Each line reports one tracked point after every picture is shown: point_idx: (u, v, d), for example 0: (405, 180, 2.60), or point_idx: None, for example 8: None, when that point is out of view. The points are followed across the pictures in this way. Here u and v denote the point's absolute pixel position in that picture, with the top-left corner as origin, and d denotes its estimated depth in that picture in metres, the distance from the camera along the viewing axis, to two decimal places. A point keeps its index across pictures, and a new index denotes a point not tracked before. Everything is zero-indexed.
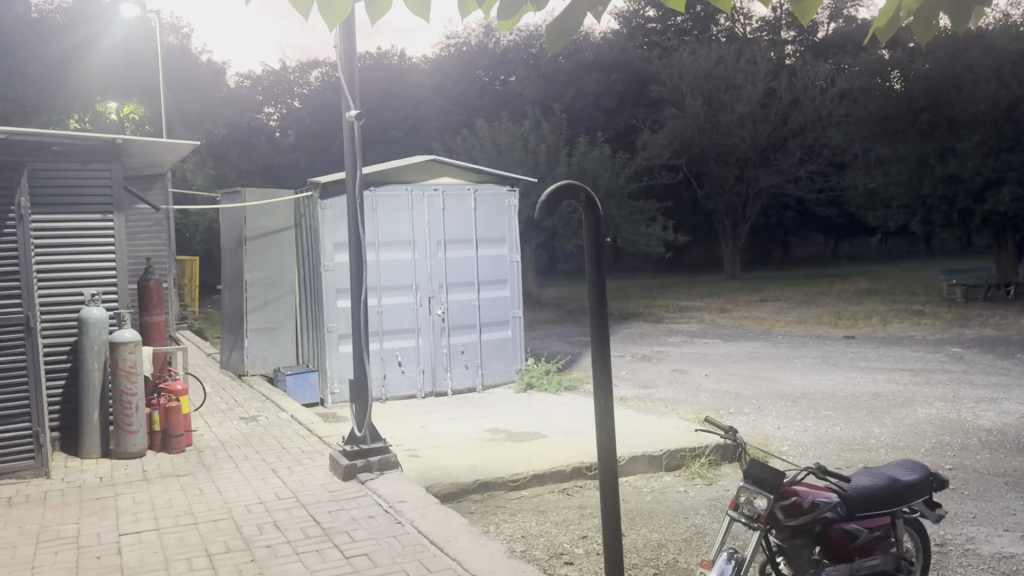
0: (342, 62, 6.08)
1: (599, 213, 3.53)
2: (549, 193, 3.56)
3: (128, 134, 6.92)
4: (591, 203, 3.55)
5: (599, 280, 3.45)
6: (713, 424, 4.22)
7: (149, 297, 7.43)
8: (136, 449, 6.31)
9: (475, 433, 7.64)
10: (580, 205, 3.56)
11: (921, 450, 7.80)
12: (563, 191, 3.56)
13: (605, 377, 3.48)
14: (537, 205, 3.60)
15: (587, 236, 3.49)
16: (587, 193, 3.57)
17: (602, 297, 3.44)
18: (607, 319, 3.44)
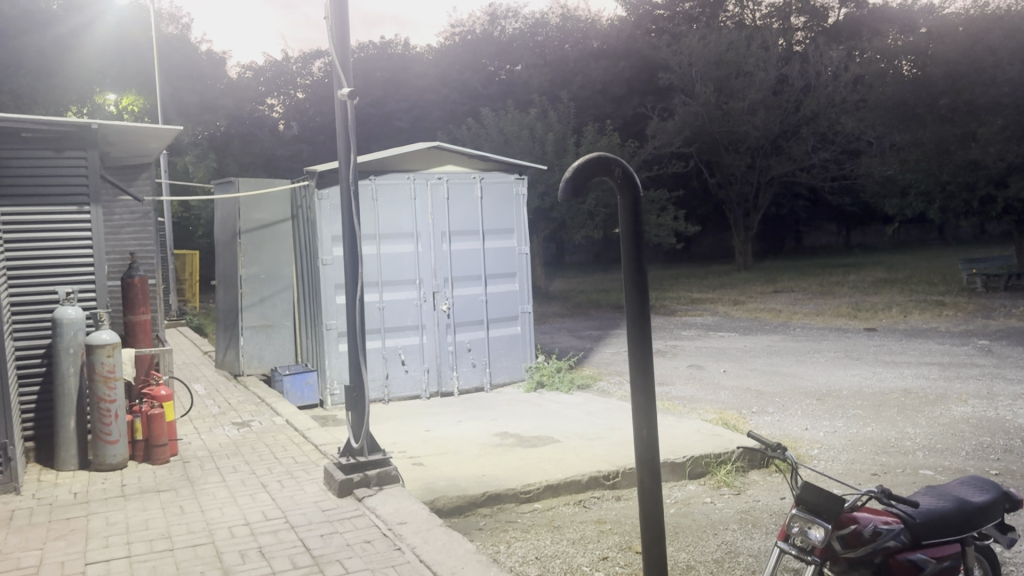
0: (333, 36, 5.50)
1: (636, 192, 3.15)
2: (577, 167, 3.20)
3: (106, 119, 6.43)
4: (629, 180, 3.16)
5: (637, 275, 3.10)
6: (756, 438, 3.72)
7: (133, 295, 6.93)
8: (116, 461, 5.82)
9: (483, 436, 7.15)
10: (615, 183, 3.17)
11: (962, 452, 7.26)
12: (591, 166, 3.18)
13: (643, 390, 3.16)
14: (563, 181, 3.24)
15: (623, 222, 3.12)
16: (625, 167, 3.18)
17: (642, 292, 3.09)
18: (648, 317, 3.10)
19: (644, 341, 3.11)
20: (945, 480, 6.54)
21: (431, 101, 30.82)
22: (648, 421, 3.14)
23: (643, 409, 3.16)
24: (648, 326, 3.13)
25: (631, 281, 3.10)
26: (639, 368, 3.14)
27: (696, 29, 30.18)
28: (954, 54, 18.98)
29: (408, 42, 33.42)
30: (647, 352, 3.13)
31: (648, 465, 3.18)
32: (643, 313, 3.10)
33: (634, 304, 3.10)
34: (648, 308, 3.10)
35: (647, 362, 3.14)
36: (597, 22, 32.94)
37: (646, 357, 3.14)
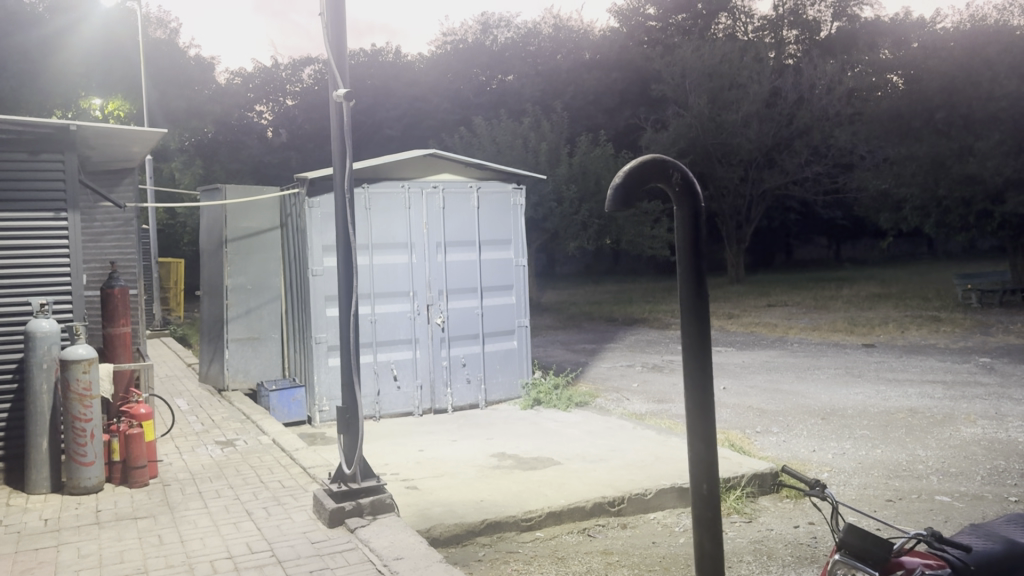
0: (328, 34, 5.15)
1: (696, 199, 3.07)
2: (632, 168, 3.15)
3: (86, 122, 6.11)
4: (688, 187, 3.07)
5: (698, 295, 3.01)
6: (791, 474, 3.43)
7: (113, 306, 6.59)
8: (91, 484, 5.45)
9: (480, 458, 6.83)
10: (672, 190, 3.08)
11: (977, 477, 6.97)
12: (646, 173, 3.13)
13: (704, 430, 3.06)
14: (614, 188, 3.15)
15: (680, 232, 3.04)
16: (683, 171, 3.09)
17: (701, 320, 3.01)
18: (709, 344, 3.02)
19: (704, 377, 3.03)
20: (962, 508, 6.26)
21: (422, 109, 30.56)
22: (709, 468, 3.07)
23: (701, 452, 3.07)
24: (708, 356, 3.04)
25: (688, 307, 3.02)
26: (696, 403, 3.05)
27: (689, 40, 30.08)
28: (950, 69, 18.88)
29: (400, 50, 33.30)
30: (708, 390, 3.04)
31: (705, 522, 3.09)
32: (703, 340, 3.02)
33: (693, 331, 3.01)
34: (708, 334, 3.02)
35: (706, 396, 3.05)
36: (590, 32, 32.82)
37: (705, 388, 3.04)
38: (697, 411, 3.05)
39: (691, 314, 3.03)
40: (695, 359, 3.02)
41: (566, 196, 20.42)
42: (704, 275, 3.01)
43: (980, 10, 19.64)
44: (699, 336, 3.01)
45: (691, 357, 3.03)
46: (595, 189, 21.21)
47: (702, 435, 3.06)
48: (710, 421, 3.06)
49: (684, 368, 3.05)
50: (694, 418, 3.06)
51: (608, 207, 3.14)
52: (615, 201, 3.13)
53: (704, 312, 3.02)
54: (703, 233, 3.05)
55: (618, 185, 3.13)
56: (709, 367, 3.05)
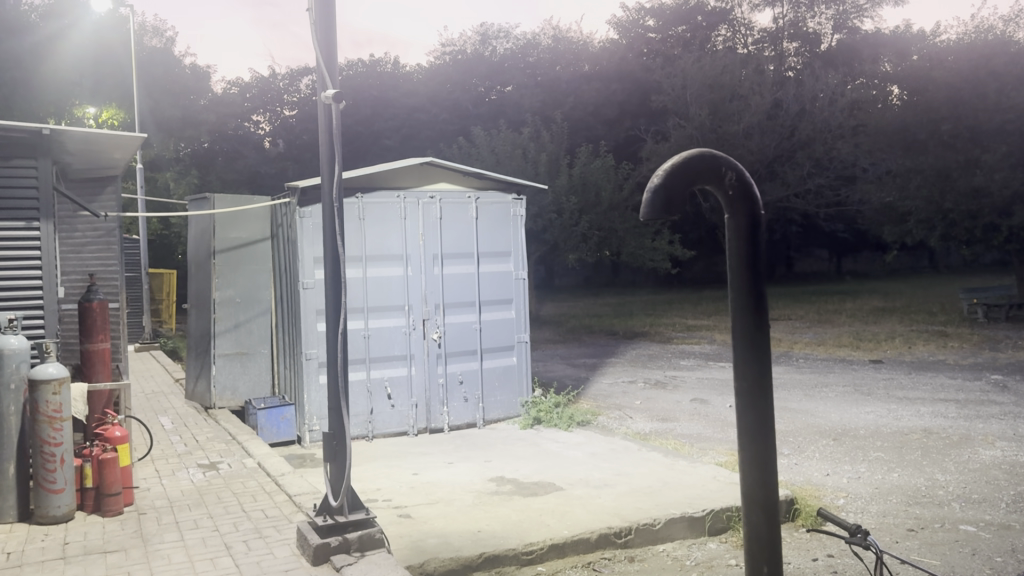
0: (315, 30, 4.75)
1: (752, 205, 2.74)
2: (676, 166, 2.81)
3: (61, 126, 5.79)
4: (743, 189, 2.75)
5: (758, 322, 2.68)
6: (831, 519, 3.09)
7: (91, 321, 6.19)
8: (61, 513, 5.07)
9: (477, 482, 6.46)
10: (725, 195, 2.76)
11: (1003, 505, 6.60)
12: (692, 173, 2.80)
13: (764, 479, 2.74)
14: (652, 193, 2.80)
15: (735, 247, 2.71)
16: (737, 170, 2.77)
17: (760, 351, 2.69)
18: (770, 381, 2.69)
19: (763, 420, 2.71)
20: (989, 538, 5.89)
21: (420, 120, 30.37)
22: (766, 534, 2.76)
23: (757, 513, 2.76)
24: (769, 391, 2.73)
25: (744, 336, 2.70)
26: (755, 446, 2.74)
27: (689, 52, 29.89)
28: (955, 79, 18.59)
29: (398, 61, 33.11)
30: (766, 438, 2.72)
31: None
32: (763, 377, 2.69)
33: (752, 364, 2.69)
34: (770, 370, 2.70)
35: (765, 443, 2.73)
36: (589, 43, 32.61)
37: (764, 436, 2.72)
38: (754, 459, 2.73)
39: (748, 345, 2.70)
40: (753, 396, 2.70)
41: (566, 207, 20.08)
42: (764, 294, 2.69)
43: (985, 21, 19.45)
44: (759, 372, 2.69)
45: (745, 397, 2.71)
46: (595, 201, 20.92)
47: (761, 496, 2.75)
48: (771, 474, 2.74)
49: (737, 405, 2.73)
50: (748, 466, 2.75)
51: (646, 216, 2.79)
52: (654, 205, 2.79)
53: (765, 342, 2.69)
54: (761, 246, 2.73)
55: (655, 190, 2.79)
56: (768, 404, 2.72)
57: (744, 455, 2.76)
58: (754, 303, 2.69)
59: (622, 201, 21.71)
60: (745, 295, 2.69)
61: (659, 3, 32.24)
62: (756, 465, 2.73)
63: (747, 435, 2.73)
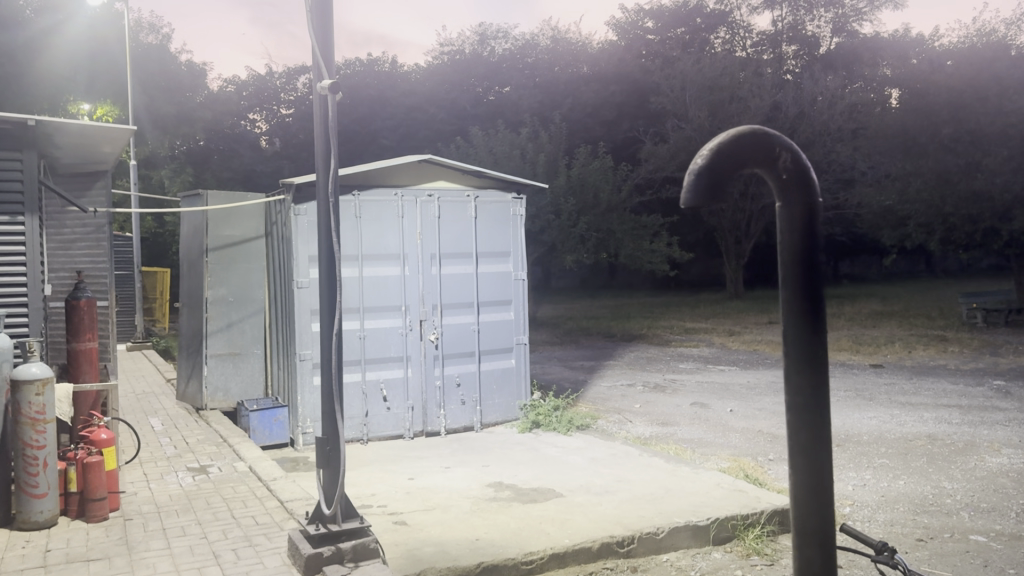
0: (310, 19, 4.55)
1: (810, 187, 2.36)
2: (726, 140, 2.46)
3: (46, 118, 5.62)
4: (799, 171, 2.38)
5: (813, 324, 2.30)
6: (856, 537, 2.93)
7: (78, 320, 6.00)
8: (43, 519, 4.88)
9: (475, 488, 6.29)
10: (778, 176, 2.39)
11: (1012, 514, 6.45)
12: (742, 152, 2.44)
13: (820, 509, 2.35)
14: (694, 175, 2.47)
15: (788, 235, 2.34)
16: (793, 151, 2.41)
17: (815, 358, 2.30)
18: (827, 394, 2.31)
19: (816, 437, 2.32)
20: (1000, 549, 5.74)
21: (418, 119, 30.30)
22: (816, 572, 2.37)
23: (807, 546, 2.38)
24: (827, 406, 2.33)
25: (796, 339, 2.32)
26: (810, 471, 2.34)
27: (687, 54, 29.79)
28: (957, 83, 18.50)
29: (396, 60, 32.97)
30: (820, 459, 2.33)
31: None
32: (819, 386, 2.31)
33: (804, 375, 2.31)
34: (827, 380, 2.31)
35: (820, 465, 2.33)
36: (588, 44, 32.50)
37: (817, 457, 2.33)
38: (806, 483, 2.35)
39: (803, 354, 2.31)
40: (810, 413, 2.32)
41: (563, 208, 19.91)
42: (822, 294, 2.31)
43: (987, 23, 19.36)
44: (816, 385, 2.30)
45: (797, 413, 2.33)
46: (592, 202, 20.76)
47: (815, 528, 2.36)
48: (825, 502, 2.34)
49: (790, 422, 2.35)
50: (801, 493, 2.36)
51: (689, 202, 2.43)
52: (696, 190, 2.44)
53: (823, 349, 2.31)
54: (820, 239, 2.36)
55: (700, 173, 2.44)
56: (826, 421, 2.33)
57: (795, 481, 2.37)
58: (812, 305, 2.31)
59: (620, 202, 21.61)
60: (800, 296, 2.31)
61: (658, 5, 32.11)
62: (812, 492, 2.34)
63: (800, 459, 2.34)
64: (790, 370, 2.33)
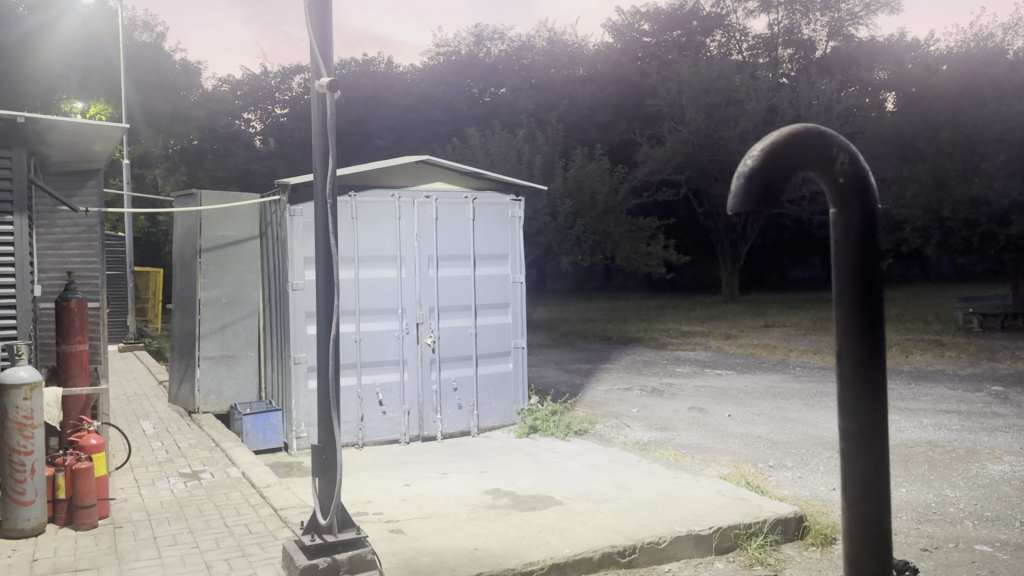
0: (310, 16, 4.44)
1: (864, 184, 2.58)
2: (784, 139, 2.66)
3: (34, 115, 5.48)
4: (853, 169, 2.60)
5: (868, 304, 2.49)
6: None
7: (68, 322, 5.86)
8: (30, 527, 4.75)
9: (472, 495, 6.18)
10: (834, 173, 2.61)
11: (1017, 524, 6.35)
12: (799, 150, 2.64)
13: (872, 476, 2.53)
14: (749, 170, 2.67)
15: (845, 224, 2.55)
16: (849, 153, 2.63)
17: (870, 333, 2.49)
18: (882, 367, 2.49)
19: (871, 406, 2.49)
20: (1007, 559, 5.65)
21: (413, 119, 30.14)
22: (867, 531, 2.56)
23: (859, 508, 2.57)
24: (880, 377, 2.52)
25: (852, 317, 2.51)
26: (861, 442, 2.53)
27: (684, 57, 29.68)
28: (954, 88, 18.49)
29: (392, 61, 32.81)
30: (873, 427, 2.50)
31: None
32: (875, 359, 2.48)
33: (860, 348, 2.49)
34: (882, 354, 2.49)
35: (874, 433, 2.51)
36: (584, 47, 32.39)
37: (872, 426, 2.51)
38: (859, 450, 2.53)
39: (859, 332, 2.49)
40: (863, 390, 2.50)
41: (560, 210, 19.79)
42: (876, 281, 2.51)
43: (984, 28, 19.30)
44: (872, 362, 2.48)
45: (851, 384, 2.52)
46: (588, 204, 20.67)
47: (866, 493, 2.55)
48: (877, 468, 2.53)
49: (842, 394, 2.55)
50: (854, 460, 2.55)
51: (741, 203, 2.63)
52: (753, 184, 2.64)
53: (878, 329, 2.49)
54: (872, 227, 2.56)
55: (754, 175, 2.64)
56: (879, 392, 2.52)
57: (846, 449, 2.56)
58: (866, 290, 2.50)
59: (617, 204, 21.52)
60: (854, 282, 2.50)
61: (654, 7, 31.92)
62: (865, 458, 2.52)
63: (853, 426, 2.53)
64: (842, 348, 2.53)
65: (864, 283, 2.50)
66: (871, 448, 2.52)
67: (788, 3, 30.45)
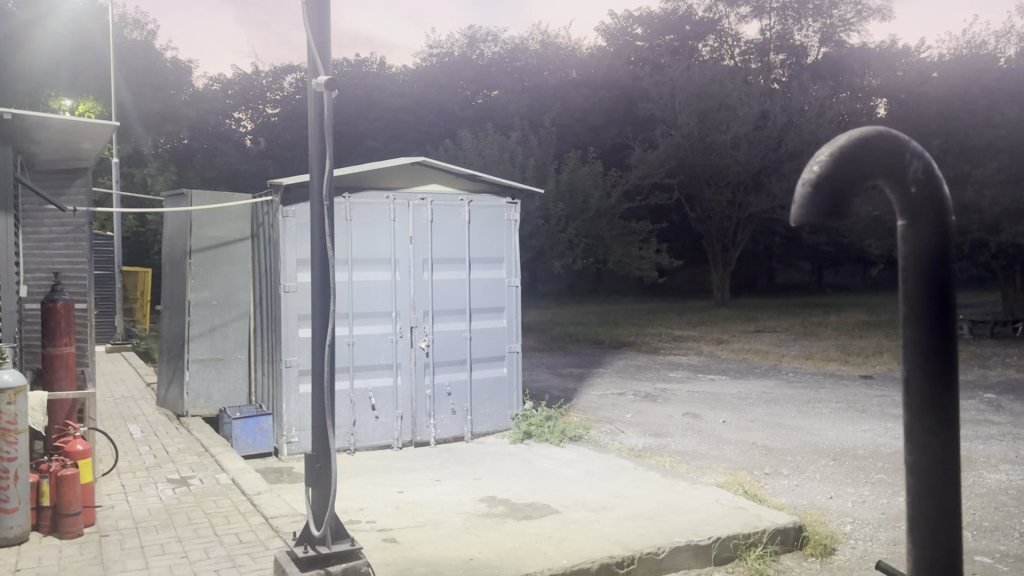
0: (307, 13, 4.32)
1: (944, 197, 2.02)
2: (851, 141, 2.12)
3: (23, 112, 5.34)
4: (931, 179, 2.05)
5: (943, 351, 1.97)
6: None
7: (54, 323, 5.73)
8: (13, 535, 4.62)
9: (466, 503, 6.08)
10: (906, 183, 2.05)
11: (1016, 535, 6.28)
12: (866, 154, 2.09)
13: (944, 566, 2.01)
14: (804, 182, 2.15)
15: (918, 249, 1.99)
16: (924, 159, 2.08)
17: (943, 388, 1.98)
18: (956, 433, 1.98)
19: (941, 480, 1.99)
20: (1007, 571, 5.57)
21: (407, 120, 30.12)
22: None
23: None
24: (956, 442, 2.00)
25: (920, 370, 1.99)
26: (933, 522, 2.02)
27: (677, 61, 29.72)
28: (947, 95, 18.54)
29: (385, 61, 32.73)
30: (946, 507, 2.00)
31: None
32: (948, 420, 1.98)
33: (930, 406, 1.99)
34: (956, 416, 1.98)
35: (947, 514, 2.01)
36: (577, 50, 32.41)
37: (943, 503, 2.01)
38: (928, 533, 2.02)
39: (929, 384, 1.98)
40: (936, 453, 1.99)
41: (553, 213, 19.69)
42: (956, 321, 1.97)
43: (978, 36, 19.23)
44: (944, 422, 1.98)
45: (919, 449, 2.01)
46: (581, 207, 20.60)
47: None
48: (954, 560, 2.01)
49: (909, 463, 2.03)
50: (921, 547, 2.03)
51: (801, 221, 2.11)
52: (809, 202, 2.12)
53: (954, 379, 1.97)
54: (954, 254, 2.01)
55: (817, 186, 2.12)
56: (954, 464, 2.00)
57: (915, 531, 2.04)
58: (943, 334, 1.97)
59: (609, 208, 21.46)
60: (929, 319, 1.97)
61: (647, 11, 31.82)
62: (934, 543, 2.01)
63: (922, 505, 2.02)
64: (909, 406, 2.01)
65: (941, 324, 1.96)
66: (944, 527, 2.01)
67: (780, 9, 30.57)
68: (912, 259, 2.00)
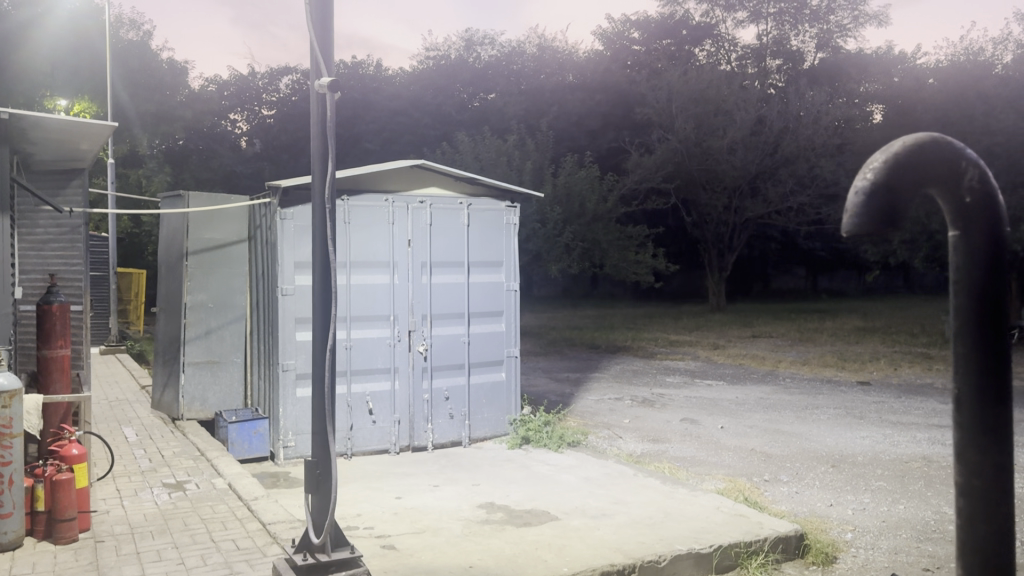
0: (311, 14, 4.27)
1: (999, 203, 2.14)
2: (911, 147, 2.25)
3: (20, 112, 5.28)
4: (985, 184, 2.17)
5: (994, 342, 2.08)
6: None
7: (50, 325, 5.67)
8: (7, 540, 4.56)
9: (465, 509, 6.03)
10: (963, 186, 2.18)
11: None
12: (922, 160, 2.23)
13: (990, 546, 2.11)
14: (862, 187, 2.30)
15: (972, 245, 2.11)
16: (979, 168, 2.20)
17: (994, 379, 2.08)
18: (1006, 420, 2.08)
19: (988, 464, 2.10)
20: None
21: (403, 123, 30.03)
22: None
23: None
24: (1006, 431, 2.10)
25: (971, 362, 2.09)
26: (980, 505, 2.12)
27: (673, 66, 29.68)
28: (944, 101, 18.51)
29: (381, 64, 32.70)
30: (993, 490, 2.10)
31: None
32: (996, 409, 2.08)
33: (978, 395, 2.09)
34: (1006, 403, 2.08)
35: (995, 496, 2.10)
36: (573, 54, 32.36)
37: (990, 487, 2.11)
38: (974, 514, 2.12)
39: (978, 374, 2.09)
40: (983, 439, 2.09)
41: (550, 217, 19.64)
42: (1006, 316, 2.08)
43: (974, 42, 19.45)
44: (992, 411, 2.08)
45: (966, 436, 2.12)
46: (578, 211, 20.56)
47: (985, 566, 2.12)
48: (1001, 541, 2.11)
49: (959, 449, 2.14)
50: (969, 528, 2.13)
51: (856, 223, 2.26)
52: (866, 205, 2.26)
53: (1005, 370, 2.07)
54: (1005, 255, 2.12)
55: (872, 191, 2.26)
56: (1004, 451, 2.10)
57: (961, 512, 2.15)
58: (993, 326, 2.08)
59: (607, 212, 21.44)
60: (980, 312, 2.08)
61: (644, 16, 31.72)
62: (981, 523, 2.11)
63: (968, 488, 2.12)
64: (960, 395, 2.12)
65: (989, 317, 2.07)
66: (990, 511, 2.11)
67: (777, 14, 30.53)
68: (965, 256, 2.11)
